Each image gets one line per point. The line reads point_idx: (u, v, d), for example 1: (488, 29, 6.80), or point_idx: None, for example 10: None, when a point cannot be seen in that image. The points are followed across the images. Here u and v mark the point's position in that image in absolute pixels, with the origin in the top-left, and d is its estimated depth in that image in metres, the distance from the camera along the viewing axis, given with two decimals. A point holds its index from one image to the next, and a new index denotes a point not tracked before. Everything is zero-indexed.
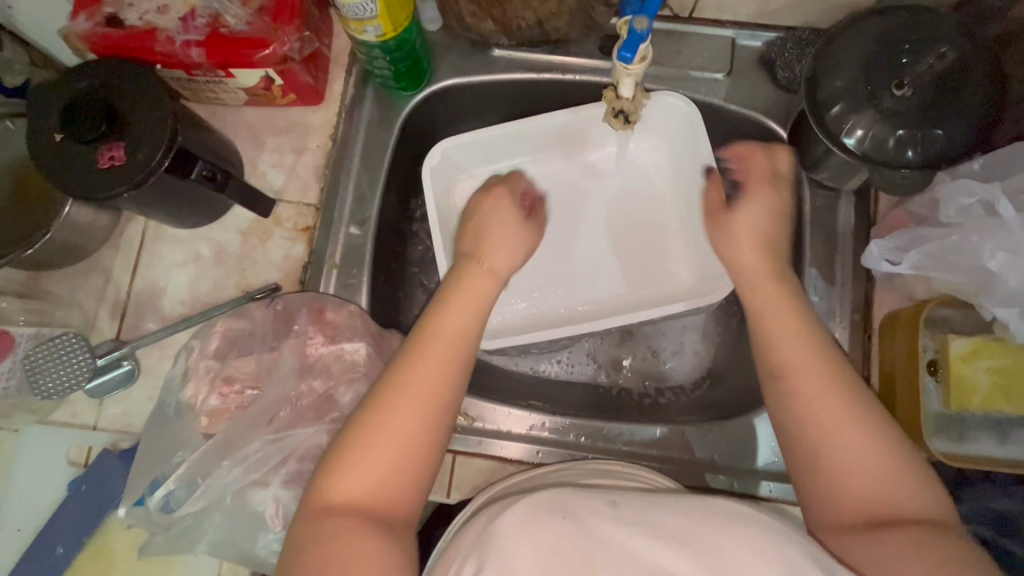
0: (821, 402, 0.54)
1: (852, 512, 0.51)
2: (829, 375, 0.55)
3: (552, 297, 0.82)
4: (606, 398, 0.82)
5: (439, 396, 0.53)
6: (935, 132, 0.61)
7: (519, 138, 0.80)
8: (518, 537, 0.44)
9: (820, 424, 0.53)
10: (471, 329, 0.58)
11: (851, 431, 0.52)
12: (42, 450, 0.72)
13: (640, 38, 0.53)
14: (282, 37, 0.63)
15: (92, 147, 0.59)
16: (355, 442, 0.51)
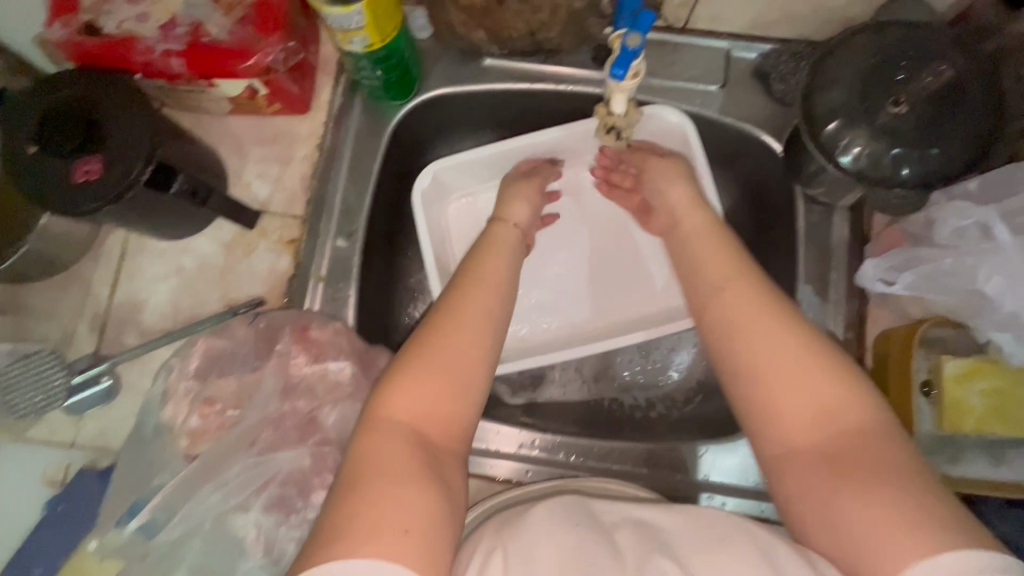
0: (746, 332, 0.54)
1: (800, 444, 0.49)
2: (748, 303, 0.55)
3: (548, 316, 0.81)
4: (599, 415, 0.80)
5: (486, 335, 0.55)
6: (931, 150, 0.60)
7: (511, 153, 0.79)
8: (534, 536, 0.46)
9: (746, 356, 0.53)
10: (509, 284, 0.61)
11: (777, 356, 0.51)
12: (18, 468, 0.70)
13: (632, 56, 0.53)
14: (265, 48, 0.61)
15: (67, 160, 0.57)
16: (401, 375, 0.52)
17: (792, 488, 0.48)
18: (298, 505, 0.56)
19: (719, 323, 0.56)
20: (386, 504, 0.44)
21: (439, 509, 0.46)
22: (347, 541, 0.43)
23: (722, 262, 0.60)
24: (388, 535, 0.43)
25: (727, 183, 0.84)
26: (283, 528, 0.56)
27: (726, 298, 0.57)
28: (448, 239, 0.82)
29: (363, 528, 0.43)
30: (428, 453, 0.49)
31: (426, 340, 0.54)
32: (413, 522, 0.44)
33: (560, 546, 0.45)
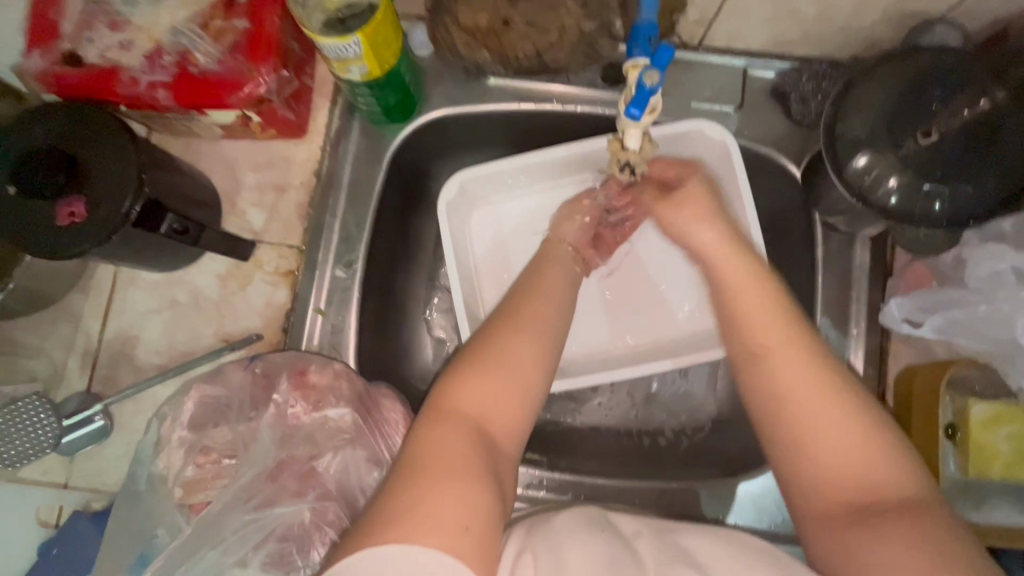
0: (793, 395, 0.48)
1: (839, 500, 0.46)
2: (798, 357, 0.49)
3: (582, 336, 0.77)
4: (630, 448, 0.77)
5: (550, 337, 0.53)
6: (964, 186, 0.57)
7: (537, 166, 0.74)
8: (565, 540, 0.44)
9: (793, 413, 0.48)
10: (568, 295, 0.59)
11: (825, 422, 0.47)
12: (8, 510, 0.68)
13: (650, 93, 0.49)
14: (256, 78, 0.57)
15: (48, 202, 0.54)
16: (465, 366, 0.49)
17: (828, 548, 0.45)
18: (298, 563, 0.55)
19: (758, 378, 0.51)
20: (444, 500, 0.41)
21: (497, 509, 0.44)
22: (405, 529, 0.40)
23: (760, 297, 0.53)
24: (450, 531, 0.40)
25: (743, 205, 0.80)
26: None
27: (776, 355, 0.50)
28: (471, 258, 0.77)
29: (423, 518, 0.40)
30: (489, 450, 0.46)
31: (493, 335, 0.52)
32: (474, 519, 0.41)
33: (588, 552, 0.43)
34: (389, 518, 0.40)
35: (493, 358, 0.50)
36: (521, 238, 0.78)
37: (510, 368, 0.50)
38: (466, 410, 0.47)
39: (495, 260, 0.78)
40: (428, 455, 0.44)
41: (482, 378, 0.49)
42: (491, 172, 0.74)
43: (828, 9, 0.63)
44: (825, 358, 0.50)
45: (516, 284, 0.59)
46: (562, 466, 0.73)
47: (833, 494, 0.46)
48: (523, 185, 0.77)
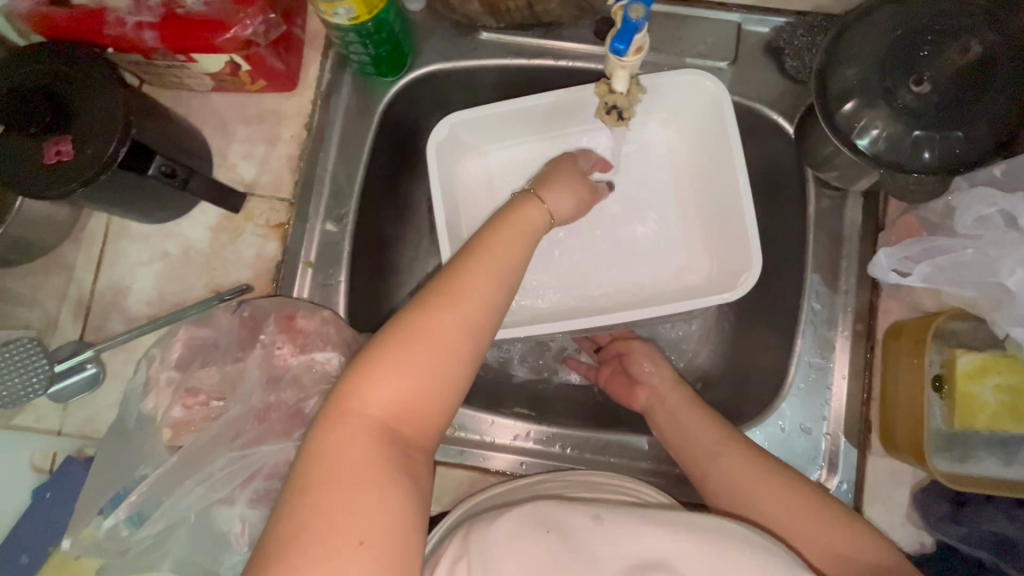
0: (765, 502, 0.57)
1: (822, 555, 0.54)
2: (733, 460, 0.60)
3: (572, 284, 0.76)
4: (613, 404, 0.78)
5: (474, 327, 0.48)
6: (954, 133, 0.56)
7: (526, 114, 0.73)
8: (503, 550, 0.47)
9: (752, 506, 0.58)
10: (517, 268, 0.53)
11: (782, 505, 0.56)
12: (4, 455, 0.69)
13: (636, 28, 0.49)
14: (243, 20, 0.57)
15: (37, 141, 0.54)
16: (376, 363, 0.46)
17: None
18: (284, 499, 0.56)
19: (714, 484, 0.60)
20: (337, 517, 0.41)
21: (401, 516, 0.43)
22: (299, 554, 0.40)
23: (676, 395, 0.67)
24: (341, 553, 0.40)
25: None
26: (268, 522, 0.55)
27: (721, 457, 0.60)
28: (461, 207, 0.77)
29: (314, 544, 0.41)
30: (399, 451, 0.46)
31: (410, 325, 0.47)
32: (371, 534, 0.42)
33: (522, 559, 0.46)
34: (283, 545, 0.40)
35: (402, 355, 0.46)
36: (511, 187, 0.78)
37: (418, 367, 0.46)
38: (373, 413, 0.45)
39: (482, 211, 0.78)
40: (328, 468, 0.43)
41: (385, 381, 0.45)
42: (478, 120, 0.73)
43: None
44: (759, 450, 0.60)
45: (455, 255, 0.53)
46: (546, 418, 0.73)
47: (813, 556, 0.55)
48: (515, 136, 0.77)
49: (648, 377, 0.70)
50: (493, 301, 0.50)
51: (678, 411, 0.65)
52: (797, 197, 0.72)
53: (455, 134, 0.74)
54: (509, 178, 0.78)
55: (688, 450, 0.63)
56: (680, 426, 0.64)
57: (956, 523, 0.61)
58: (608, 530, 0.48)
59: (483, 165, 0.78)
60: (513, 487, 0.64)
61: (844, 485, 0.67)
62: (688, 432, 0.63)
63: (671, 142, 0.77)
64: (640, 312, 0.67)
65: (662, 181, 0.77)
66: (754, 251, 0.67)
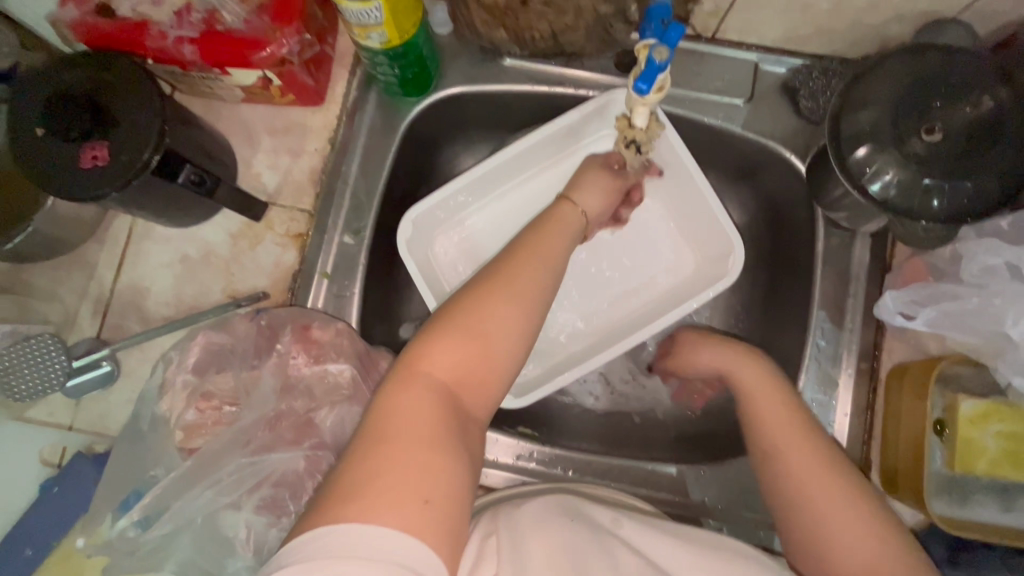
0: (837, 520, 0.53)
1: None
2: (817, 465, 0.55)
3: (558, 351, 0.77)
4: (607, 424, 0.79)
5: (534, 304, 0.51)
6: (964, 183, 0.57)
7: (504, 166, 0.75)
8: (534, 529, 0.47)
9: (815, 513, 0.54)
10: (563, 258, 0.56)
11: (845, 526, 0.52)
12: (16, 447, 0.70)
13: (658, 70, 0.51)
14: (280, 39, 0.60)
15: (74, 144, 0.56)
16: (442, 329, 0.48)
17: None
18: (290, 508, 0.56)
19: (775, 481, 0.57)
20: (404, 468, 0.41)
21: (462, 476, 0.43)
22: (361, 502, 0.39)
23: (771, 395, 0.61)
24: (409, 504, 0.39)
25: (747, 199, 0.82)
26: (273, 530, 0.55)
27: (791, 457, 0.56)
28: (452, 268, 0.78)
29: (383, 492, 0.39)
30: (459, 416, 0.46)
31: (472, 299, 0.49)
32: (436, 492, 0.41)
33: (549, 541, 0.46)
34: (352, 489, 0.39)
35: (466, 320, 0.48)
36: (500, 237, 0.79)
37: (483, 331, 0.48)
38: (438, 373, 0.46)
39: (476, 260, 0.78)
40: (394, 420, 0.43)
41: (452, 342, 0.47)
42: (455, 192, 0.74)
43: (841, 4, 0.64)
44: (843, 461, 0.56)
45: (507, 244, 0.56)
46: (545, 439, 0.74)
47: None
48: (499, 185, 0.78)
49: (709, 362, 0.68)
50: (545, 284, 0.52)
51: (757, 397, 0.61)
52: (807, 233, 0.74)
53: (436, 209, 0.75)
54: (498, 221, 0.79)
55: (751, 441, 0.60)
56: (758, 432, 0.59)
57: (953, 567, 0.62)
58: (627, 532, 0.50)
59: (472, 217, 0.79)
60: (517, 492, 0.64)
61: None
62: (761, 426, 0.59)
63: (655, 200, 0.78)
64: (613, 348, 0.69)
65: (647, 236, 0.78)
66: (734, 240, 0.69)
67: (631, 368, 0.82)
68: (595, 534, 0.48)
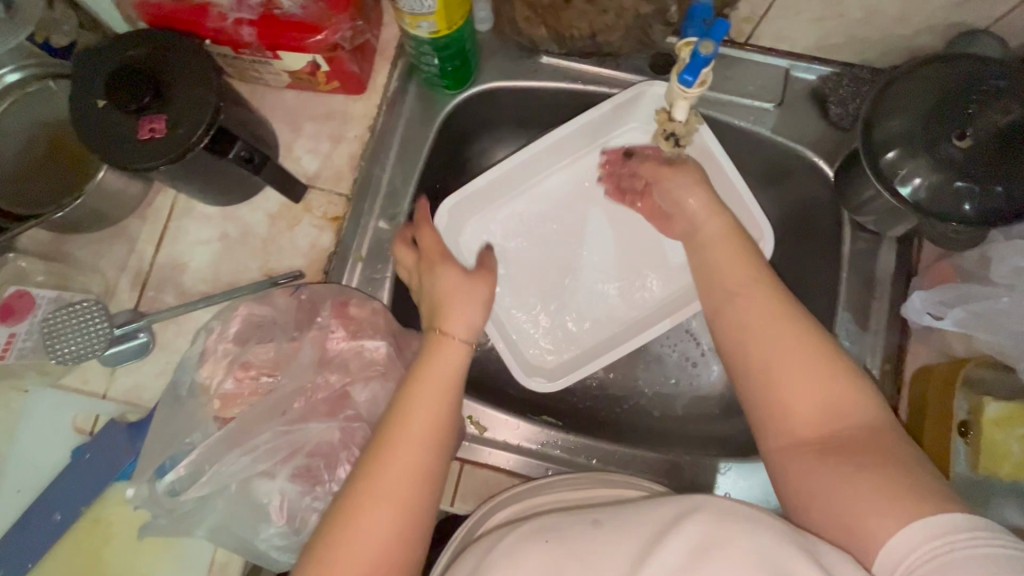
0: (783, 366, 0.51)
1: (804, 433, 0.50)
2: (765, 307, 0.54)
3: (584, 337, 0.79)
4: (624, 417, 0.81)
5: (417, 492, 0.51)
6: (995, 187, 0.59)
7: (536, 158, 0.77)
8: (507, 560, 0.50)
9: (760, 351, 0.53)
10: (448, 425, 0.54)
11: (791, 358, 0.51)
12: (49, 413, 0.71)
13: (704, 62, 0.54)
14: (334, 25, 0.63)
15: (133, 117, 0.58)
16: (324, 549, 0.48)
17: (799, 477, 0.50)
18: (324, 477, 0.57)
19: (730, 331, 0.56)
20: None
21: None
22: None
23: (729, 247, 0.59)
24: None
25: (772, 202, 0.84)
26: (307, 499, 0.57)
27: (739, 299, 0.56)
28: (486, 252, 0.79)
29: None
30: None
31: (352, 507, 0.49)
32: None
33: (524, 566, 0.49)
34: None
35: (347, 530, 0.48)
36: (531, 228, 0.80)
37: (367, 537, 0.48)
38: None
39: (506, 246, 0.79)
40: None
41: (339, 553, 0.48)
42: (488, 184, 0.76)
43: (874, 14, 0.66)
44: (784, 294, 0.55)
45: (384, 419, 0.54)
46: (566, 428, 0.75)
47: (796, 422, 0.50)
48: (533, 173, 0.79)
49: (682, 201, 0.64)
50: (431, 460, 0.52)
51: (714, 247, 0.60)
52: (832, 237, 0.76)
53: (470, 201, 0.76)
54: (528, 208, 0.80)
55: (712, 285, 0.58)
56: (719, 273, 0.58)
57: None
58: (605, 529, 0.51)
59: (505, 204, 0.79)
60: (534, 486, 0.64)
61: None
62: (716, 269, 0.58)
63: None
64: (640, 337, 0.74)
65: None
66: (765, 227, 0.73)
67: (650, 361, 0.83)
68: (569, 536, 0.51)
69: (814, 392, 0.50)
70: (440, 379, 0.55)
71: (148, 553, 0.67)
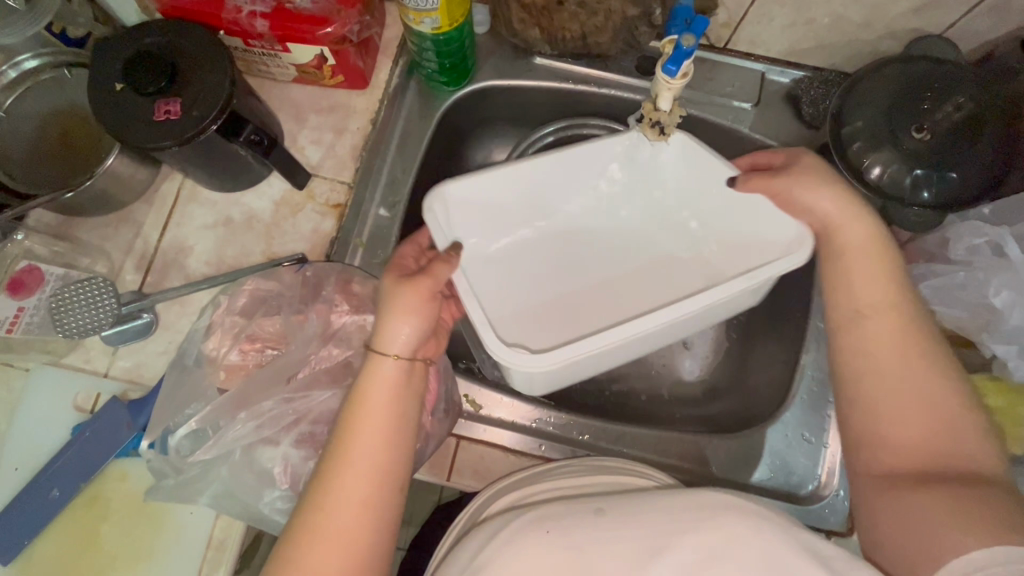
0: (902, 394, 0.56)
1: (906, 459, 0.54)
2: (895, 336, 0.57)
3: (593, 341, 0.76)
4: (613, 399, 0.84)
5: (386, 495, 0.53)
6: (950, 174, 0.65)
7: (562, 174, 0.73)
8: (507, 551, 0.51)
9: (877, 374, 0.57)
10: (400, 432, 0.55)
11: (914, 387, 0.55)
12: (51, 390, 0.72)
13: (686, 54, 0.59)
14: (343, 18, 0.67)
15: (149, 99, 0.61)
16: (320, 536, 0.51)
17: (882, 501, 0.54)
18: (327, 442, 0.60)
19: (847, 348, 0.60)
20: None
21: None
22: None
23: (871, 270, 0.60)
24: None
25: None
26: (311, 463, 0.59)
27: (868, 320, 0.59)
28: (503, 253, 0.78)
29: None
30: None
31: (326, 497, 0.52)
32: None
33: (528, 558, 0.50)
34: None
35: (330, 515, 0.51)
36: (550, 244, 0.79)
37: (337, 524, 0.51)
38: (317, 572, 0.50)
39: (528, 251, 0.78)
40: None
41: (317, 537, 0.50)
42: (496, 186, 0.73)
43: (840, 20, 0.72)
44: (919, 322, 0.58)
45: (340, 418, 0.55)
46: (558, 406, 0.78)
47: (902, 446, 0.55)
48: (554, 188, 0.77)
49: (814, 203, 0.62)
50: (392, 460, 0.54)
51: (849, 256, 0.61)
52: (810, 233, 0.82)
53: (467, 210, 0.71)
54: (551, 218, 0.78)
55: (836, 306, 0.62)
56: (848, 292, 0.61)
57: None
58: (608, 521, 0.52)
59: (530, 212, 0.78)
60: (533, 475, 0.65)
61: (842, 492, 0.71)
62: (847, 289, 0.61)
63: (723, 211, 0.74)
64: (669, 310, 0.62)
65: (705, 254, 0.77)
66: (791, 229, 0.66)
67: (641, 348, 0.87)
68: (574, 532, 0.51)
69: (927, 425, 0.54)
70: (379, 394, 0.55)
71: (147, 527, 0.68)
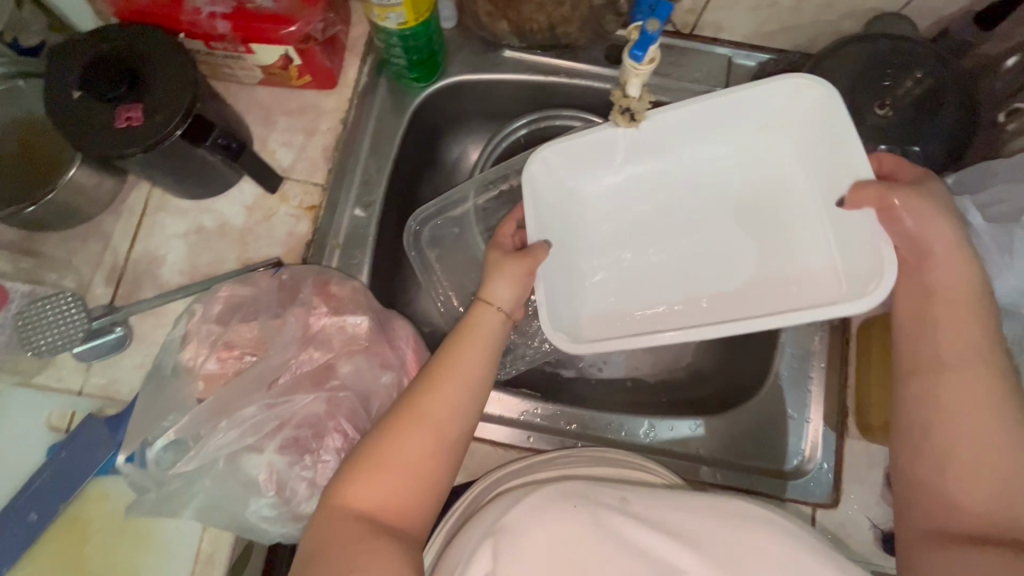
0: (974, 454, 0.54)
1: (970, 523, 0.53)
2: (973, 393, 0.55)
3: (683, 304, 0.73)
4: (601, 386, 0.85)
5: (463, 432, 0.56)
6: (912, 149, 0.67)
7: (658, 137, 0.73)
8: (529, 520, 0.48)
9: (954, 430, 0.55)
10: (483, 377, 0.58)
11: (987, 448, 0.54)
12: (24, 412, 0.70)
13: (650, 39, 0.59)
14: (307, 17, 0.66)
15: (109, 106, 0.60)
16: (389, 448, 0.53)
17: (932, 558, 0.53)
18: (312, 446, 0.59)
19: (918, 393, 0.58)
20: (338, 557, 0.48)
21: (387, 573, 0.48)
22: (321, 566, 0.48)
23: (959, 321, 0.58)
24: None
25: None
26: (296, 468, 0.58)
27: (945, 374, 0.57)
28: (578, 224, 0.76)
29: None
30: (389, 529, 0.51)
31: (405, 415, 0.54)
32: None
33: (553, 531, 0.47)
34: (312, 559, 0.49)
35: (403, 432, 0.54)
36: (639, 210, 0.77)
37: (410, 445, 0.53)
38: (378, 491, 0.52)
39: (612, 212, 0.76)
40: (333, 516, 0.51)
41: (389, 447, 0.53)
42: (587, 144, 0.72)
43: (801, 3, 0.74)
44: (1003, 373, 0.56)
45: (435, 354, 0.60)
46: (544, 398, 0.78)
47: (969, 509, 0.53)
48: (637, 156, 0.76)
49: (917, 230, 0.60)
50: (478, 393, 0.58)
51: (936, 298, 0.59)
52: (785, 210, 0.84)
53: (552, 181, 0.74)
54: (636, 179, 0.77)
55: (915, 350, 0.60)
56: (927, 337, 0.59)
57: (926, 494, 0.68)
58: (634, 507, 0.50)
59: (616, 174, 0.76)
60: (532, 465, 0.65)
61: (825, 465, 0.72)
62: (933, 337, 0.59)
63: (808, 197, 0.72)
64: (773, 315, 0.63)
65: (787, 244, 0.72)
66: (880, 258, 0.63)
67: None
68: (601, 512, 0.49)
69: (998, 494, 0.52)
70: (449, 423, 0.55)
71: (133, 546, 0.66)
